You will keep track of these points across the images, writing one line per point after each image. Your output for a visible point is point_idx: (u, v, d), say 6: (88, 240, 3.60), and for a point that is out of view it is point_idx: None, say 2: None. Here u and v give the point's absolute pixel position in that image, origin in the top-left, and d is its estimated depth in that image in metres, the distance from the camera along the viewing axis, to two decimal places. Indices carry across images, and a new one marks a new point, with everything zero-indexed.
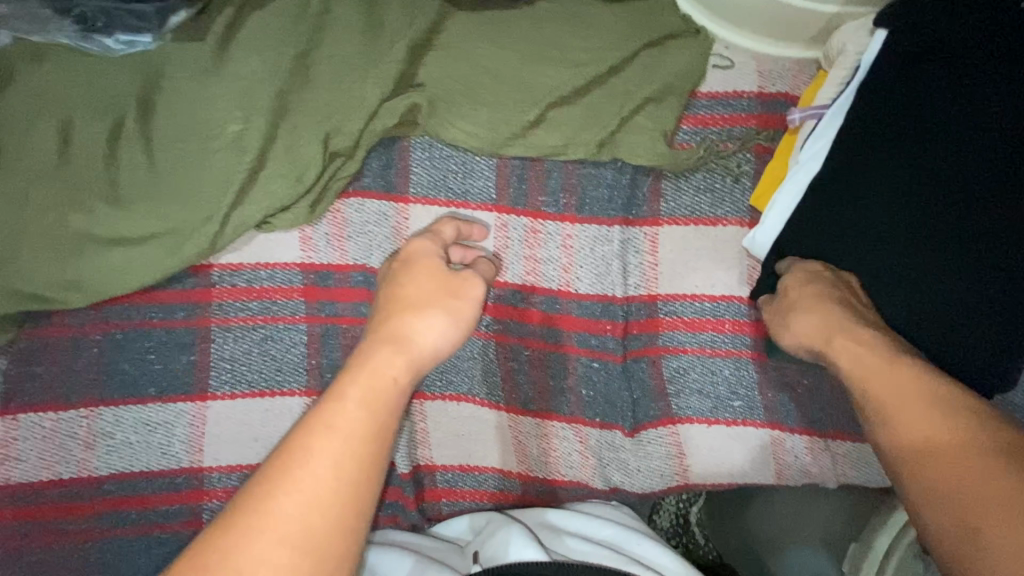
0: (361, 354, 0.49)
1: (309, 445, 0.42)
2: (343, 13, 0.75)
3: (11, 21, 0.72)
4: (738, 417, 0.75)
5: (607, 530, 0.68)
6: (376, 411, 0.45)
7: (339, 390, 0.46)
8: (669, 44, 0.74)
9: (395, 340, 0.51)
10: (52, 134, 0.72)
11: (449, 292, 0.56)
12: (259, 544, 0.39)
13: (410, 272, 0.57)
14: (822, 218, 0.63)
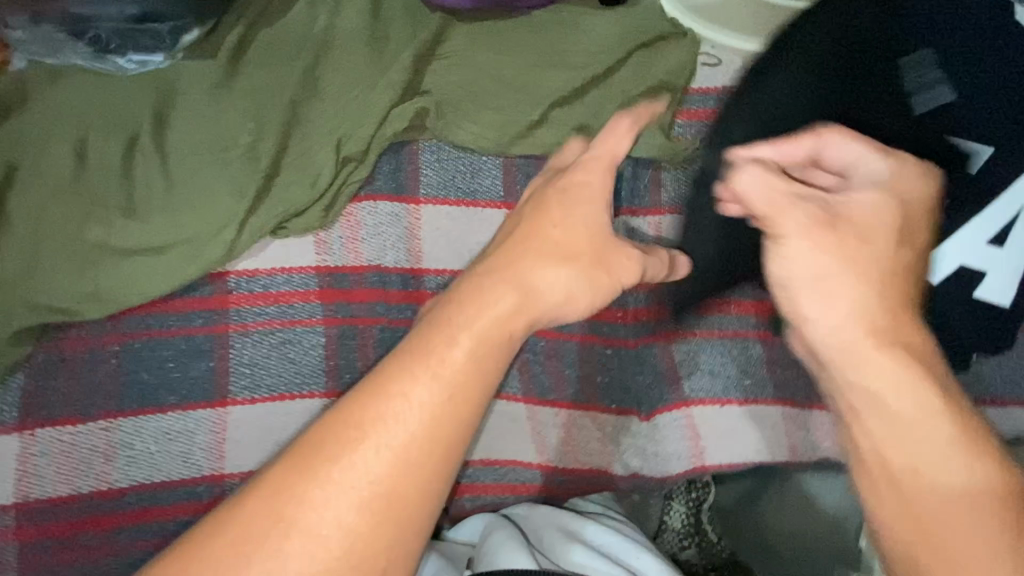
0: (490, 288, 0.49)
1: (409, 388, 0.44)
2: (349, 28, 0.79)
3: (28, 46, 0.75)
4: (749, 396, 0.77)
5: (609, 539, 0.66)
6: (479, 370, 0.45)
7: (446, 329, 0.46)
8: (661, 45, 0.79)
9: (528, 287, 0.50)
10: (69, 151, 0.73)
11: (590, 244, 0.53)
12: (348, 479, 0.42)
13: (559, 206, 0.54)
14: None
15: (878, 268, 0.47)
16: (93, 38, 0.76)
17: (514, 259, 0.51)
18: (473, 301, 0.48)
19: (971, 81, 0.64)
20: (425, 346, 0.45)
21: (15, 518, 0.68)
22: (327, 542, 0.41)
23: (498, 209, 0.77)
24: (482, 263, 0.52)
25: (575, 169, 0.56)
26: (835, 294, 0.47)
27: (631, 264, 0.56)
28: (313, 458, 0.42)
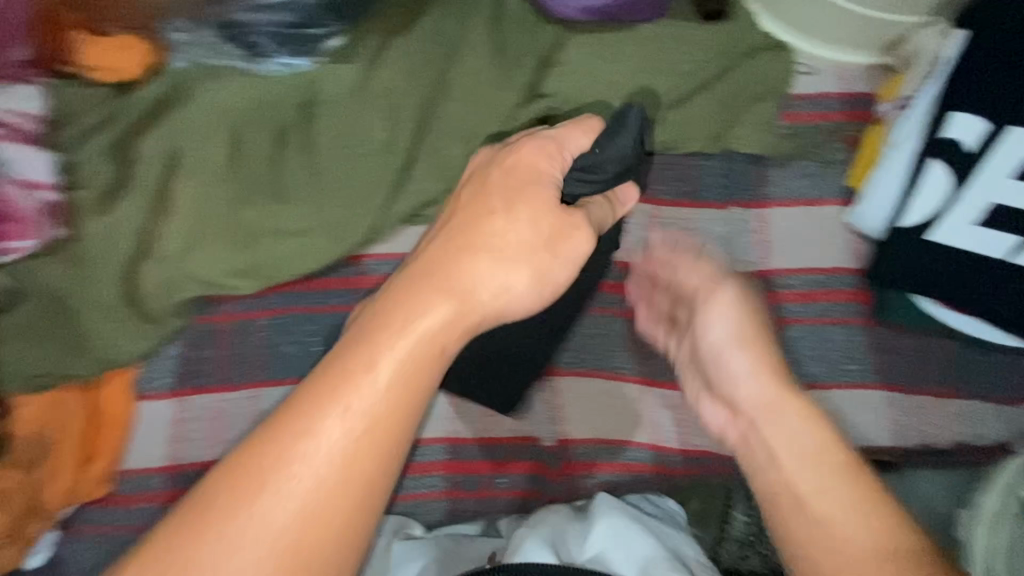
0: (444, 287, 0.52)
1: (342, 404, 0.44)
2: (476, 36, 0.85)
3: (187, 48, 0.81)
4: (855, 380, 0.82)
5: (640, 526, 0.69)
6: (430, 366, 0.48)
7: (414, 326, 0.49)
8: (763, 56, 0.84)
9: (487, 278, 0.55)
10: (225, 141, 0.79)
11: (543, 236, 0.59)
12: (292, 480, 0.43)
13: (500, 219, 0.58)
14: (920, 180, 0.73)
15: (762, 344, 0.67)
16: (244, 41, 0.81)
17: (457, 260, 0.55)
18: (419, 298, 0.51)
19: None
20: (374, 350, 0.47)
21: (167, 480, 0.73)
22: (252, 559, 0.41)
23: None
24: (428, 261, 0.55)
25: (513, 178, 0.62)
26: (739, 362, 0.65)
27: (582, 246, 0.60)
28: (266, 465, 0.43)
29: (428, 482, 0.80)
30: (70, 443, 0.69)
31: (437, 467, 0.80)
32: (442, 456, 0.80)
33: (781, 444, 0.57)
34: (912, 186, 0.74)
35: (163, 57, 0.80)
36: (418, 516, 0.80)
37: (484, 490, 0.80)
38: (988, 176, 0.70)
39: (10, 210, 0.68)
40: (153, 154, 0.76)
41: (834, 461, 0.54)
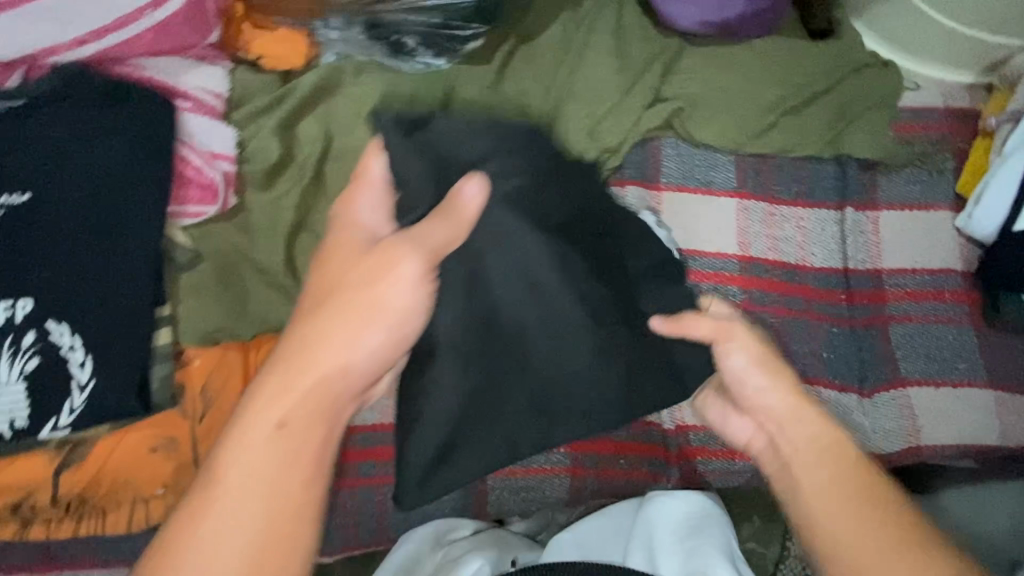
0: (269, 379, 0.48)
1: (206, 516, 0.45)
2: (600, 42, 0.91)
3: (337, 46, 0.87)
4: (964, 379, 0.83)
5: (674, 517, 0.67)
6: (293, 457, 0.47)
7: (249, 432, 0.47)
8: (867, 71, 0.90)
9: (310, 353, 0.49)
10: (371, 127, 0.84)
11: (353, 304, 0.50)
12: None
13: (316, 292, 0.51)
14: None
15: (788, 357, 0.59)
16: (391, 42, 0.87)
17: (287, 343, 0.49)
18: (254, 398, 0.48)
19: None
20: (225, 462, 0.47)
21: None
22: None
23: (731, 197, 0.88)
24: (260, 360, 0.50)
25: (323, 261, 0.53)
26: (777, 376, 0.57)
27: (409, 266, 0.51)
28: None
29: (552, 459, 0.82)
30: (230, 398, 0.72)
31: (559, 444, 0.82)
32: None
33: (805, 449, 0.54)
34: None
35: (316, 52, 0.87)
36: (538, 492, 0.81)
37: (604, 469, 0.82)
38: None
39: (198, 177, 0.74)
40: (311, 136, 0.81)
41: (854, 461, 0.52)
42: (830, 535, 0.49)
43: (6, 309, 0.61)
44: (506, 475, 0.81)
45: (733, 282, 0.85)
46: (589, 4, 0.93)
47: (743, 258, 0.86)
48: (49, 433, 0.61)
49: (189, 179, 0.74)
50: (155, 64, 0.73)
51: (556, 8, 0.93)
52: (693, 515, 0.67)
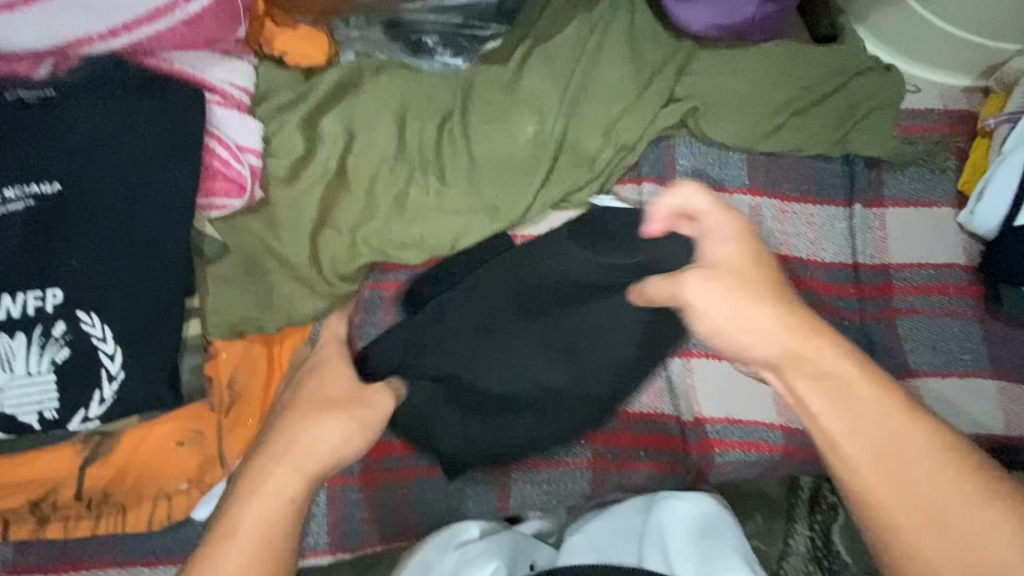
0: (246, 482, 0.49)
1: None
2: (614, 44, 0.94)
3: (357, 45, 0.89)
4: (969, 370, 0.86)
5: (689, 517, 0.69)
6: (271, 547, 0.46)
7: (221, 534, 0.46)
8: (871, 74, 0.93)
9: (288, 456, 0.50)
10: (392, 124, 0.85)
11: (322, 418, 0.53)
12: None
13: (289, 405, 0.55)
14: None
15: (766, 278, 0.55)
16: (410, 40, 0.89)
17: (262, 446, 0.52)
18: (236, 493, 0.49)
19: None
20: (206, 561, 0.45)
21: None
22: None
23: (744, 193, 0.91)
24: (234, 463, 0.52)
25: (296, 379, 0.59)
26: (759, 313, 0.52)
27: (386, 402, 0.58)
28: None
29: (574, 451, 0.81)
30: (255, 392, 0.71)
31: (581, 437, 0.82)
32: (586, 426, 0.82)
33: (831, 389, 0.50)
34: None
35: (337, 51, 0.88)
36: (561, 485, 0.80)
37: (626, 461, 0.82)
38: None
39: (225, 170, 0.73)
40: (334, 131, 0.82)
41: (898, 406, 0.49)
42: (868, 482, 0.48)
43: (37, 299, 0.60)
44: (529, 467, 0.81)
45: None
46: (604, 6, 0.95)
47: None
48: (79, 424, 0.62)
49: (216, 172, 0.73)
50: (183, 57, 0.74)
51: (572, 10, 0.95)
52: (707, 517, 0.68)
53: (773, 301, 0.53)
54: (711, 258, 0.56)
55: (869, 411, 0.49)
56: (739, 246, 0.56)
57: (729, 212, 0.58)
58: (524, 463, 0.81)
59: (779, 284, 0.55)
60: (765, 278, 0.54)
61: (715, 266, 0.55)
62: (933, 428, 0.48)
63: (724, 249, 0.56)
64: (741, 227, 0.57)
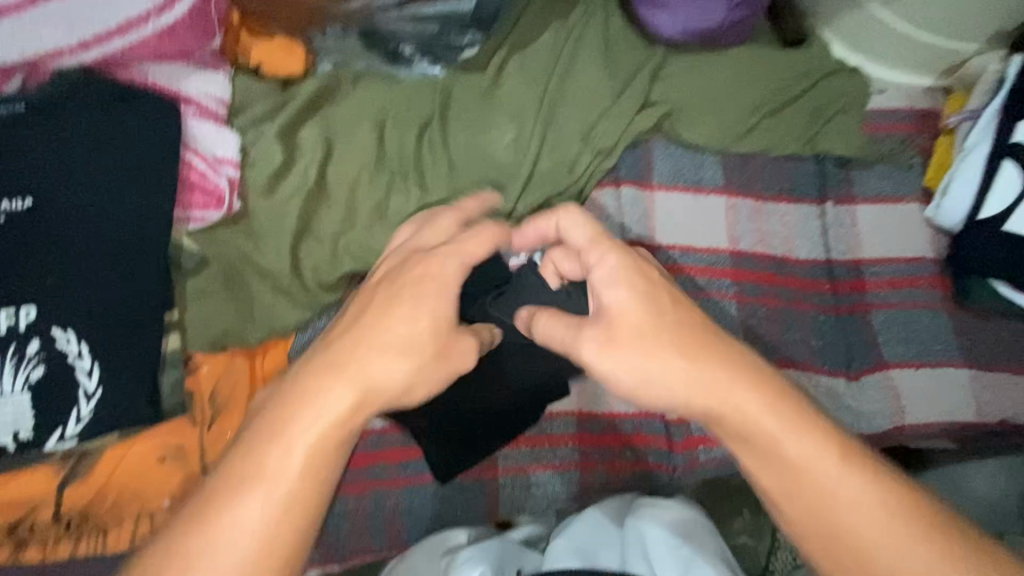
0: (317, 394, 0.51)
1: (239, 507, 0.48)
2: (589, 51, 0.95)
3: (335, 55, 0.88)
4: (941, 359, 0.88)
5: (672, 515, 0.71)
6: (312, 478, 0.50)
7: (273, 452, 0.50)
8: (838, 77, 0.96)
9: (364, 384, 0.52)
10: (371, 133, 0.85)
11: (410, 355, 0.54)
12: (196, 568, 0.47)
13: (399, 318, 0.54)
14: (992, 174, 0.84)
15: (678, 326, 0.54)
16: (387, 49, 0.89)
17: (347, 359, 0.52)
18: (308, 400, 0.51)
19: None
20: (252, 470, 0.49)
21: None
22: None
23: (720, 194, 0.93)
24: (321, 352, 0.54)
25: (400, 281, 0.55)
26: (665, 366, 0.53)
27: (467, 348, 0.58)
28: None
29: (561, 454, 0.82)
30: (238, 405, 0.71)
31: (567, 438, 0.82)
32: (572, 429, 0.83)
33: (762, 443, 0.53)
34: (987, 186, 0.84)
35: (313, 60, 0.88)
36: (549, 488, 0.81)
37: (613, 463, 0.83)
38: None
39: (202, 182, 0.74)
40: (313, 141, 0.82)
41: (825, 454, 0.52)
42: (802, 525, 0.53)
43: (10, 317, 0.60)
44: (517, 471, 0.81)
45: (727, 274, 0.89)
46: (579, 14, 0.96)
47: (734, 251, 0.91)
48: (54, 444, 0.60)
49: (194, 184, 0.74)
50: (159, 70, 0.73)
51: (547, 18, 0.96)
52: (688, 519, 0.72)
53: (679, 354, 0.53)
54: (598, 300, 0.55)
55: (799, 458, 0.52)
56: (632, 290, 0.54)
57: (608, 251, 0.55)
58: (512, 467, 0.81)
59: (687, 329, 0.54)
60: (667, 327, 0.54)
61: (614, 315, 0.54)
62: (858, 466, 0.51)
63: (619, 295, 0.54)
64: (626, 269, 0.55)
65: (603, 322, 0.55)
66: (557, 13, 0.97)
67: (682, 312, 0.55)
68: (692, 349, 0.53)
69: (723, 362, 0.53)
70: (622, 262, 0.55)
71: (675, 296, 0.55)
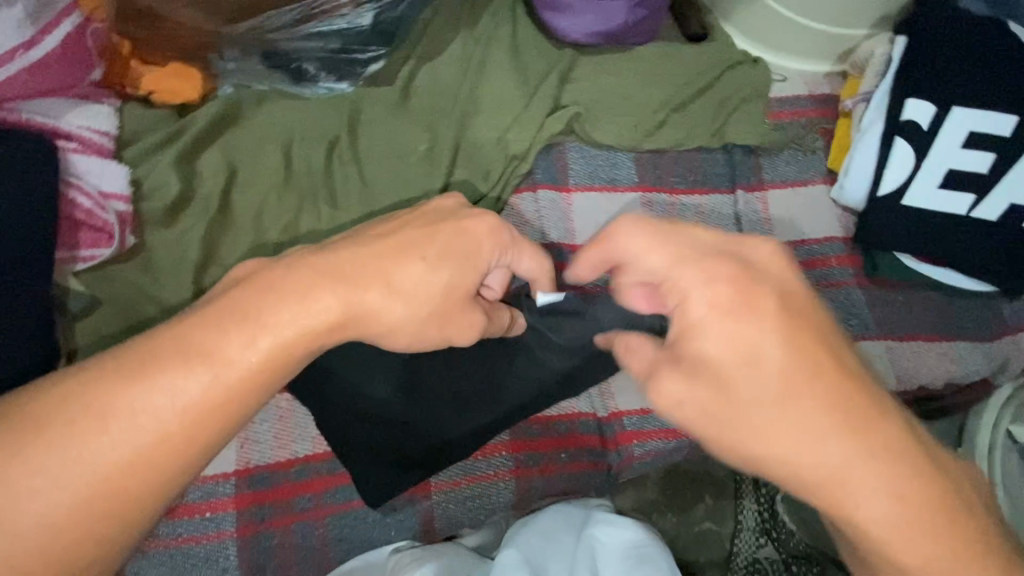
0: (310, 292, 0.50)
1: (176, 380, 0.45)
2: (498, 57, 0.95)
3: (233, 76, 0.85)
4: (858, 334, 0.91)
5: (630, 532, 0.72)
6: (261, 380, 0.48)
7: (237, 335, 0.48)
8: (740, 68, 0.99)
9: (357, 307, 0.52)
10: (277, 154, 0.84)
11: (415, 309, 0.54)
12: (100, 434, 0.44)
13: (419, 262, 0.55)
14: (886, 153, 0.87)
15: (773, 368, 0.49)
16: (290, 68, 0.86)
17: (354, 273, 0.52)
18: (295, 295, 0.50)
19: (979, 67, 0.85)
20: (211, 343, 0.47)
21: (237, 485, 0.74)
22: (50, 513, 0.43)
23: (635, 191, 0.94)
24: (335, 253, 0.53)
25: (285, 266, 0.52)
26: (790, 391, 0.49)
27: (474, 318, 0.60)
28: (26, 442, 0.43)
29: (495, 463, 0.81)
30: None
31: (501, 447, 0.81)
32: (506, 437, 0.82)
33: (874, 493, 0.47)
34: (882, 164, 0.88)
35: (214, 85, 0.85)
36: (485, 499, 0.80)
37: (548, 466, 0.82)
38: (946, 144, 0.85)
39: (89, 219, 0.72)
40: (213, 167, 0.80)
41: (936, 520, 0.47)
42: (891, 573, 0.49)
43: None
44: (450, 486, 0.79)
45: None
46: (486, 20, 0.97)
47: None
48: None
49: (80, 222, 0.72)
50: (33, 107, 0.71)
51: (454, 26, 0.96)
52: (644, 543, 0.71)
53: (766, 396, 0.49)
54: (685, 334, 0.52)
55: (906, 524, 0.47)
56: (725, 331, 0.50)
57: (718, 262, 0.52)
58: (445, 483, 0.79)
59: (791, 379, 0.49)
60: (796, 356, 0.49)
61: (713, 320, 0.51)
62: (937, 530, 0.47)
63: (706, 345, 0.51)
64: (712, 313, 0.51)
65: (676, 362, 0.52)
66: (465, 19, 0.96)
67: (788, 356, 0.49)
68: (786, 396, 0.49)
69: (830, 413, 0.48)
70: (723, 270, 0.52)
71: (785, 342, 0.49)
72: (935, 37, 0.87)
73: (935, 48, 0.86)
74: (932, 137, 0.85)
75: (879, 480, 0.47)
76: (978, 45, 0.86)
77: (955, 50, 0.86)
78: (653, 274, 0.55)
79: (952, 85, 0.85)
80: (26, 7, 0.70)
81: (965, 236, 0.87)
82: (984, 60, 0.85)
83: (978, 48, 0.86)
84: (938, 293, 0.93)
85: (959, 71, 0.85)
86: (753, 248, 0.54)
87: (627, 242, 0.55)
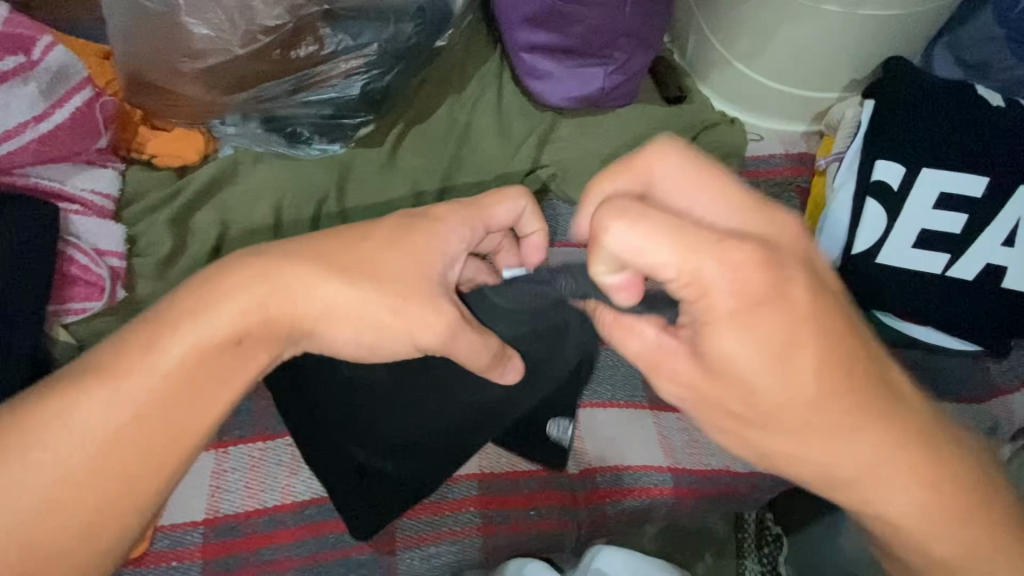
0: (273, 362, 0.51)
1: (89, 396, 0.47)
2: (481, 121, 1.01)
3: (234, 139, 0.92)
4: None
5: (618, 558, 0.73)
6: (180, 387, 0.48)
7: (145, 345, 0.48)
8: (716, 129, 1.02)
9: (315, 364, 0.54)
10: (268, 211, 0.89)
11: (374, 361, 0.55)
12: (33, 485, 0.45)
13: (340, 282, 0.52)
14: (858, 213, 0.88)
15: (813, 365, 0.42)
16: (286, 132, 0.92)
17: (259, 278, 0.51)
18: (198, 306, 0.49)
19: (948, 132, 0.87)
20: (123, 364, 0.48)
21: (205, 533, 0.76)
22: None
23: None
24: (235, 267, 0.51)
25: None
26: (816, 389, 0.42)
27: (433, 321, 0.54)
28: None
29: (462, 518, 0.81)
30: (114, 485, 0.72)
31: (469, 503, 0.81)
32: (475, 492, 0.82)
33: None
34: (856, 223, 0.89)
35: (214, 147, 0.92)
36: (451, 556, 0.80)
37: (517, 523, 0.82)
38: (917, 205, 0.86)
39: (84, 275, 0.77)
40: (206, 225, 0.86)
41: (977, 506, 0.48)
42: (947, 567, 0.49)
43: None
44: (416, 541, 0.79)
45: None
46: (472, 87, 1.03)
47: None
48: None
49: (75, 277, 0.77)
50: (41, 171, 0.77)
51: (442, 91, 1.02)
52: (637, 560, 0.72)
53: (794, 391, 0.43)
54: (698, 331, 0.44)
55: (950, 516, 0.47)
56: (749, 323, 0.41)
57: (732, 245, 0.41)
58: (411, 538, 0.79)
59: (830, 374, 0.42)
60: (830, 356, 0.42)
61: (715, 324, 0.42)
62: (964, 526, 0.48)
63: (736, 339, 0.42)
64: (741, 302, 0.42)
65: None
66: (453, 84, 1.02)
67: (828, 349, 0.42)
68: (825, 397, 0.43)
69: (858, 413, 0.43)
70: (734, 252, 0.41)
71: (821, 331, 0.42)
72: (905, 102, 0.89)
73: (904, 114, 0.88)
74: (902, 199, 0.86)
75: (918, 465, 0.46)
76: (947, 110, 0.88)
77: (922, 116, 0.88)
78: (655, 271, 0.42)
79: (920, 149, 0.87)
80: (40, 84, 0.76)
81: (941, 298, 0.86)
82: (953, 125, 0.87)
83: (947, 113, 0.87)
84: (921, 351, 0.92)
85: (927, 135, 0.87)
86: (772, 222, 0.45)
87: (632, 210, 0.41)
